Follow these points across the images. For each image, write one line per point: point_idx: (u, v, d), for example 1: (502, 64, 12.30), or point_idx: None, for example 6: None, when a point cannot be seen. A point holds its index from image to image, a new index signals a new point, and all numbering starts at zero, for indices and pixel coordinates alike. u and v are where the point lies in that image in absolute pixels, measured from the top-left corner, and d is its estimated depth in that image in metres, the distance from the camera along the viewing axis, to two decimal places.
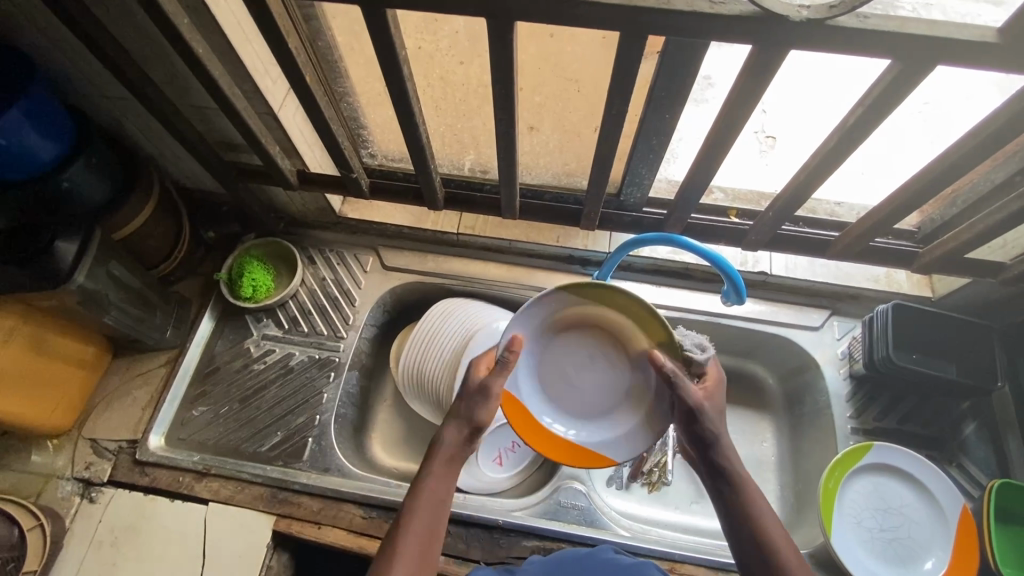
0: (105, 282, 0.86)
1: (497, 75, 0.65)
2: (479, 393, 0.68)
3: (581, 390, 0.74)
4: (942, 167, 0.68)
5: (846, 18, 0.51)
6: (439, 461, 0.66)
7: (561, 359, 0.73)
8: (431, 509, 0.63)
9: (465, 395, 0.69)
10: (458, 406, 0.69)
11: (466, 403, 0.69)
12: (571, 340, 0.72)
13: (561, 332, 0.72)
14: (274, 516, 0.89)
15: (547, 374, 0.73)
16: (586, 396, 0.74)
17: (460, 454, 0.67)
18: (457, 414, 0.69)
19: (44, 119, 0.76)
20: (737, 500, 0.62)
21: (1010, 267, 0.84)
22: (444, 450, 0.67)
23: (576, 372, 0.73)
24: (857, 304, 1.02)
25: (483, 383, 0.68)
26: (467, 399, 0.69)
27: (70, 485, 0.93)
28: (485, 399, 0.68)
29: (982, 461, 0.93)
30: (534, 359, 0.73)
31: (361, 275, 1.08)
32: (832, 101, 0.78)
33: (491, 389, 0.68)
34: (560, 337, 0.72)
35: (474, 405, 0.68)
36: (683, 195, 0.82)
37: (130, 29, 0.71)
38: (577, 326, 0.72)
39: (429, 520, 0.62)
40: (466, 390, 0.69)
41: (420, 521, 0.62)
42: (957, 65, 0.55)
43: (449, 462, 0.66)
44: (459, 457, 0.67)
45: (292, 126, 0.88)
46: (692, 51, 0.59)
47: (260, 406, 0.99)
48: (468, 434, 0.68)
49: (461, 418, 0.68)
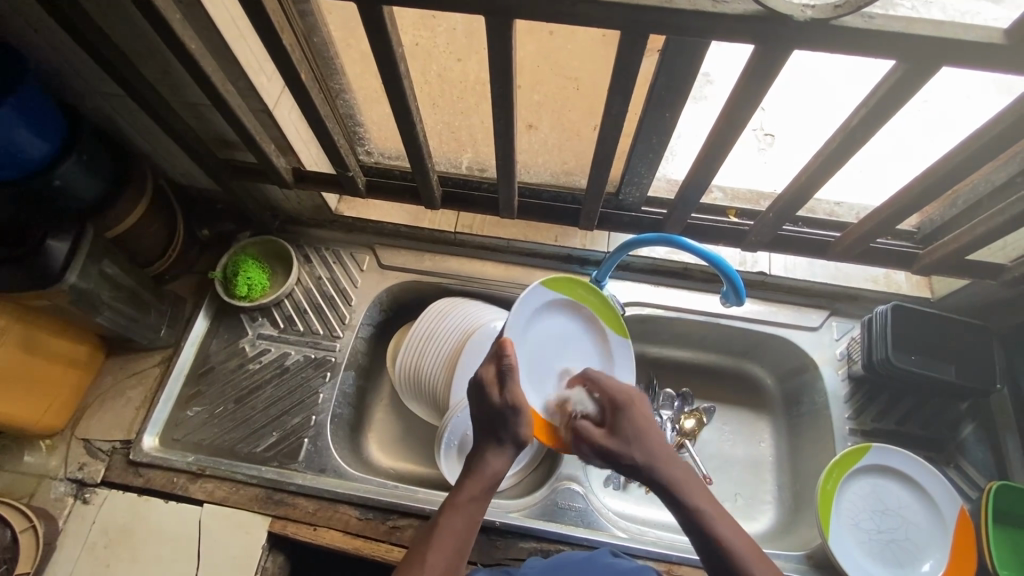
0: (98, 281, 0.85)
1: (495, 73, 0.64)
2: (512, 411, 0.70)
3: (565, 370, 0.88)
4: (944, 169, 0.68)
5: (852, 18, 0.50)
6: (475, 485, 0.70)
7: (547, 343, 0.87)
8: (464, 529, 0.68)
9: (497, 417, 0.71)
10: (494, 428, 0.72)
11: (500, 425, 0.71)
12: (550, 328, 0.88)
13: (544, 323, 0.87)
14: (269, 517, 0.89)
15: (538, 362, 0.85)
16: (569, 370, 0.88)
17: (488, 479, 0.71)
18: (495, 438, 0.72)
19: (35, 116, 0.75)
20: (672, 495, 0.66)
21: (1011, 269, 0.83)
22: (485, 476, 0.70)
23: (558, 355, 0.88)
24: (856, 304, 1.01)
25: (510, 401, 0.70)
26: (503, 423, 0.71)
27: (63, 486, 0.92)
28: (517, 417, 0.71)
29: (980, 462, 0.93)
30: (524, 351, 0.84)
31: (358, 273, 1.07)
32: (832, 103, 0.77)
33: (522, 406, 0.71)
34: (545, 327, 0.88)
35: (512, 427, 0.71)
36: (682, 195, 0.81)
37: (121, 24, 0.70)
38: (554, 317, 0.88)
39: (460, 540, 0.67)
40: (496, 413, 0.71)
41: (452, 540, 0.66)
42: (963, 66, 0.54)
43: (485, 485, 0.70)
44: (496, 482, 0.71)
45: (287, 124, 0.87)
46: (693, 50, 0.58)
47: (256, 406, 0.99)
48: (506, 462, 0.72)
49: (500, 442, 0.72)
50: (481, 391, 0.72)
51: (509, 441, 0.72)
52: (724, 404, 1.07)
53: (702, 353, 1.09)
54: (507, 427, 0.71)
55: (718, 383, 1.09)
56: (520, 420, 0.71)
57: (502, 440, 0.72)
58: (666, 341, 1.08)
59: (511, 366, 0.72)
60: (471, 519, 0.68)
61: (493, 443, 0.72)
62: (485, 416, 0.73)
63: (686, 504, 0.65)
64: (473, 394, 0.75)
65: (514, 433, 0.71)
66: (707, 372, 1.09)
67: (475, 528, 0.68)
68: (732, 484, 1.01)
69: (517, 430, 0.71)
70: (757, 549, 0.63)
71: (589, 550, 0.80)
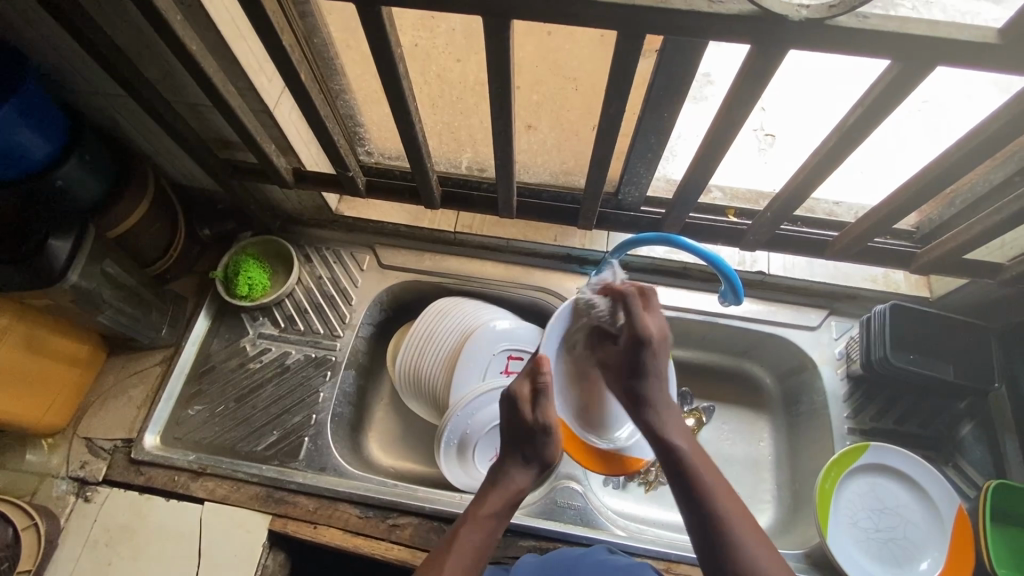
0: (100, 281, 0.85)
1: (493, 73, 0.65)
2: (543, 431, 0.75)
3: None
4: (941, 168, 0.68)
5: (846, 18, 0.51)
6: (498, 500, 0.74)
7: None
8: (484, 540, 0.71)
9: (529, 435, 0.76)
10: (522, 447, 0.76)
11: (531, 445, 0.76)
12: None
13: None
14: (270, 515, 0.89)
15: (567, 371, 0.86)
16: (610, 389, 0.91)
17: (512, 496, 0.75)
18: (523, 456, 0.77)
19: (37, 117, 0.76)
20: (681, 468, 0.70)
21: (1008, 268, 0.83)
22: (508, 492, 0.75)
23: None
24: (855, 304, 1.02)
25: (542, 422, 0.74)
26: (534, 441, 0.75)
27: (65, 484, 0.93)
28: (548, 439, 0.76)
29: (979, 461, 0.93)
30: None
31: (358, 273, 1.08)
32: (830, 102, 0.77)
33: (552, 427, 0.75)
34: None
35: (541, 448, 0.76)
36: (681, 195, 0.81)
37: (123, 25, 0.70)
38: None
39: (480, 549, 0.70)
40: (528, 431, 0.75)
41: (474, 549, 0.70)
42: (958, 66, 0.54)
43: (507, 501, 0.74)
44: (518, 501, 0.75)
45: (288, 124, 0.88)
46: (689, 49, 0.58)
47: (256, 405, 0.99)
48: (530, 482, 0.77)
49: (529, 462, 0.76)
50: (515, 407, 0.76)
51: (537, 462, 0.76)
52: (723, 403, 1.07)
53: (701, 352, 1.09)
54: (537, 446, 0.76)
55: (717, 382, 1.09)
56: (552, 444, 0.76)
57: (531, 460, 0.76)
58: None
59: (547, 385, 0.75)
60: (491, 531, 0.72)
61: (519, 460, 0.77)
62: (514, 436, 0.77)
63: (694, 482, 0.69)
64: (505, 412, 0.78)
65: (543, 454, 0.76)
66: (706, 371, 1.10)
67: (493, 541, 0.72)
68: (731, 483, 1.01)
69: (546, 451, 0.76)
70: (758, 532, 0.66)
71: (587, 549, 0.80)
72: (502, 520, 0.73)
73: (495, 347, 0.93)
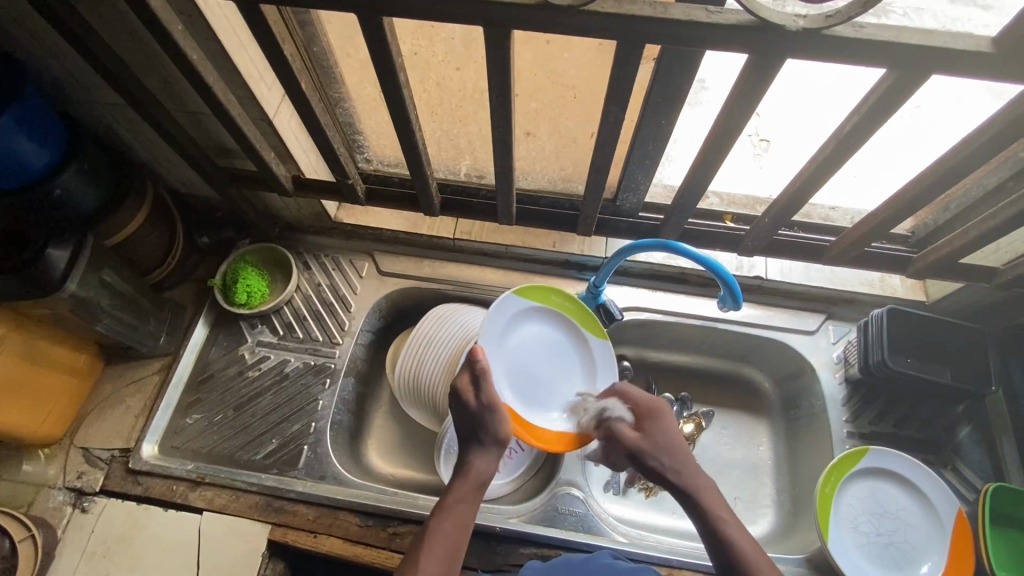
0: (98, 290, 0.85)
1: (494, 82, 0.65)
2: (488, 410, 0.76)
3: (549, 380, 0.90)
4: (938, 174, 0.68)
5: (844, 27, 0.51)
6: (461, 488, 0.73)
7: (533, 351, 0.90)
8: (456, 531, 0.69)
9: (477, 418, 0.76)
10: (474, 431, 0.76)
11: (480, 428, 0.76)
12: (531, 339, 0.91)
13: (528, 333, 0.91)
14: (269, 524, 0.89)
15: (523, 366, 0.89)
16: (555, 374, 0.91)
17: (476, 481, 0.74)
18: (477, 441, 0.77)
19: (36, 126, 0.75)
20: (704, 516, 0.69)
21: (1003, 272, 0.84)
22: (470, 478, 0.74)
23: (541, 368, 0.90)
24: (852, 308, 1.03)
25: (485, 402, 0.76)
26: (482, 423, 0.76)
27: (61, 495, 0.92)
28: (493, 416, 0.76)
29: (977, 464, 0.94)
30: (507, 364, 0.88)
31: (357, 280, 1.08)
32: (830, 108, 0.77)
33: (496, 406, 0.77)
34: (532, 343, 0.91)
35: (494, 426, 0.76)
36: (680, 200, 0.82)
37: (123, 34, 0.70)
38: (533, 328, 0.91)
39: (453, 542, 0.68)
40: (473, 413, 0.76)
41: (443, 543, 0.68)
42: (952, 74, 0.55)
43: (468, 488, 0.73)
44: (482, 484, 0.74)
45: (287, 132, 0.88)
46: (688, 59, 0.59)
47: (255, 413, 0.99)
48: (491, 463, 0.76)
49: (485, 444, 0.76)
50: (458, 398, 0.78)
51: (492, 441, 0.76)
52: (722, 408, 1.08)
53: (699, 356, 1.10)
54: (487, 428, 0.76)
55: (716, 387, 1.09)
56: (499, 419, 0.76)
57: (486, 441, 0.76)
58: (664, 346, 1.09)
59: (484, 369, 0.77)
60: (461, 520, 0.70)
61: (475, 447, 0.76)
62: (465, 424, 0.77)
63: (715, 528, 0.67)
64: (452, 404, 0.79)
65: (493, 432, 0.76)
66: (704, 376, 1.10)
67: (465, 530, 0.70)
68: (732, 487, 1.01)
69: (496, 428, 0.76)
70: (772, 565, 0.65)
71: (589, 553, 0.81)
72: (472, 508, 0.72)
73: None
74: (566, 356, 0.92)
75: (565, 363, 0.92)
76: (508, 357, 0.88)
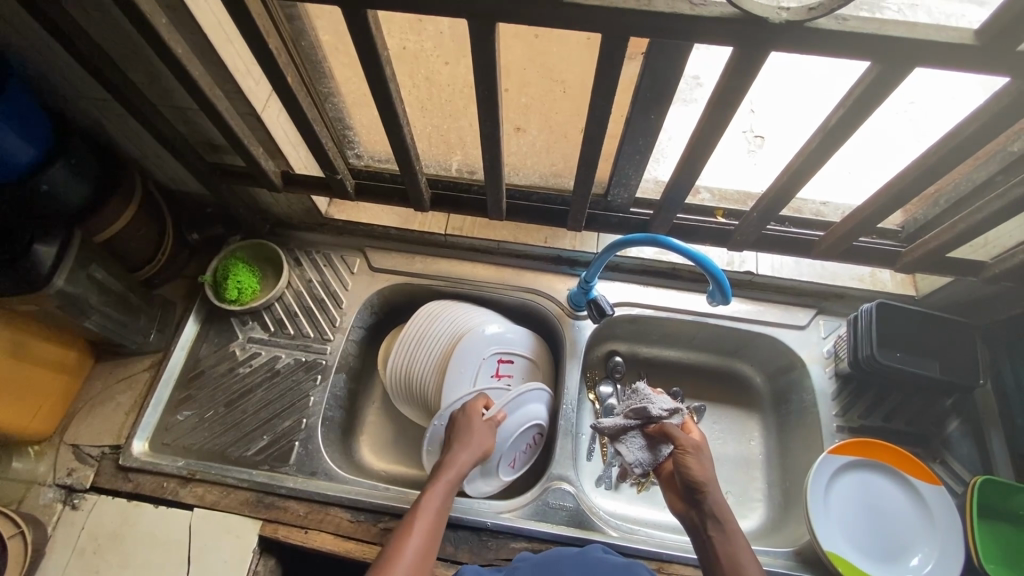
0: (86, 286, 0.85)
1: (480, 75, 0.65)
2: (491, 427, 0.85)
3: (856, 532, 0.87)
4: (922, 169, 0.69)
5: (825, 20, 0.52)
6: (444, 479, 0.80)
7: (870, 540, 0.87)
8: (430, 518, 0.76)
9: (477, 426, 0.85)
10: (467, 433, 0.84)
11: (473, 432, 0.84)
12: (897, 521, 0.88)
13: (906, 555, 0.86)
14: (260, 520, 0.89)
15: (863, 516, 0.88)
16: (853, 536, 0.87)
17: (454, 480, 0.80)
18: (466, 441, 0.83)
19: (23, 122, 0.75)
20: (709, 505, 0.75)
21: (991, 266, 0.85)
22: (457, 467, 0.81)
23: (893, 522, 0.88)
24: (842, 303, 1.03)
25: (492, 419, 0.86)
26: (476, 431, 0.84)
27: (52, 492, 0.92)
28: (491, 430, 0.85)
29: (965, 458, 0.95)
30: (883, 510, 0.89)
31: (348, 275, 1.07)
32: (814, 104, 0.77)
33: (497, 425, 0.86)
34: (933, 568, 0.84)
35: (480, 433, 0.84)
36: (669, 194, 0.81)
37: (109, 29, 0.70)
38: (909, 520, 0.88)
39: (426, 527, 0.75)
40: (482, 421, 0.86)
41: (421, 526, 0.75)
42: (936, 67, 0.55)
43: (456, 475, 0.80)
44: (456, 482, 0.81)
45: (275, 127, 0.87)
46: (675, 53, 0.59)
47: (246, 410, 0.98)
48: (475, 459, 0.82)
49: (470, 445, 0.82)
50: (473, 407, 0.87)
51: (477, 447, 0.82)
52: (714, 403, 1.08)
53: (690, 352, 1.10)
54: (478, 434, 0.84)
55: (708, 382, 1.10)
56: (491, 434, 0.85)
57: (472, 444, 0.83)
58: (656, 341, 1.09)
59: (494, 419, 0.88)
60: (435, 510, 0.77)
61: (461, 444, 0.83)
62: (460, 424, 0.86)
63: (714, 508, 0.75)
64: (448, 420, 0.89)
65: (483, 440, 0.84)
66: (696, 371, 1.10)
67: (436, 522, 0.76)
68: (722, 482, 1.01)
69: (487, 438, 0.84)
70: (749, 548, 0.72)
71: (582, 548, 0.79)
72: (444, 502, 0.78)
73: (484, 352, 0.93)
74: (879, 552, 0.86)
75: (855, 542, 0.86)
76: (893, 513, 0.88)
